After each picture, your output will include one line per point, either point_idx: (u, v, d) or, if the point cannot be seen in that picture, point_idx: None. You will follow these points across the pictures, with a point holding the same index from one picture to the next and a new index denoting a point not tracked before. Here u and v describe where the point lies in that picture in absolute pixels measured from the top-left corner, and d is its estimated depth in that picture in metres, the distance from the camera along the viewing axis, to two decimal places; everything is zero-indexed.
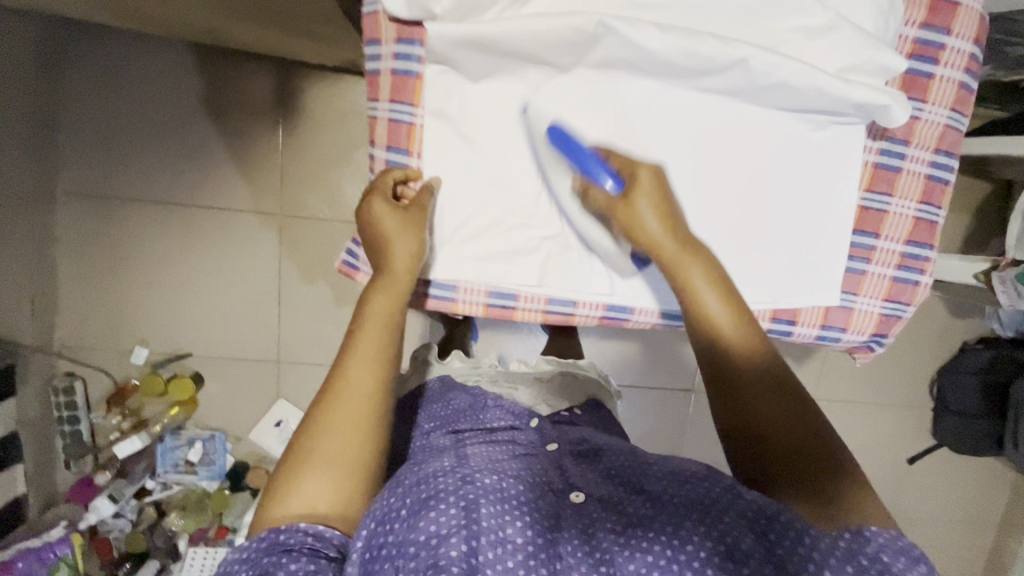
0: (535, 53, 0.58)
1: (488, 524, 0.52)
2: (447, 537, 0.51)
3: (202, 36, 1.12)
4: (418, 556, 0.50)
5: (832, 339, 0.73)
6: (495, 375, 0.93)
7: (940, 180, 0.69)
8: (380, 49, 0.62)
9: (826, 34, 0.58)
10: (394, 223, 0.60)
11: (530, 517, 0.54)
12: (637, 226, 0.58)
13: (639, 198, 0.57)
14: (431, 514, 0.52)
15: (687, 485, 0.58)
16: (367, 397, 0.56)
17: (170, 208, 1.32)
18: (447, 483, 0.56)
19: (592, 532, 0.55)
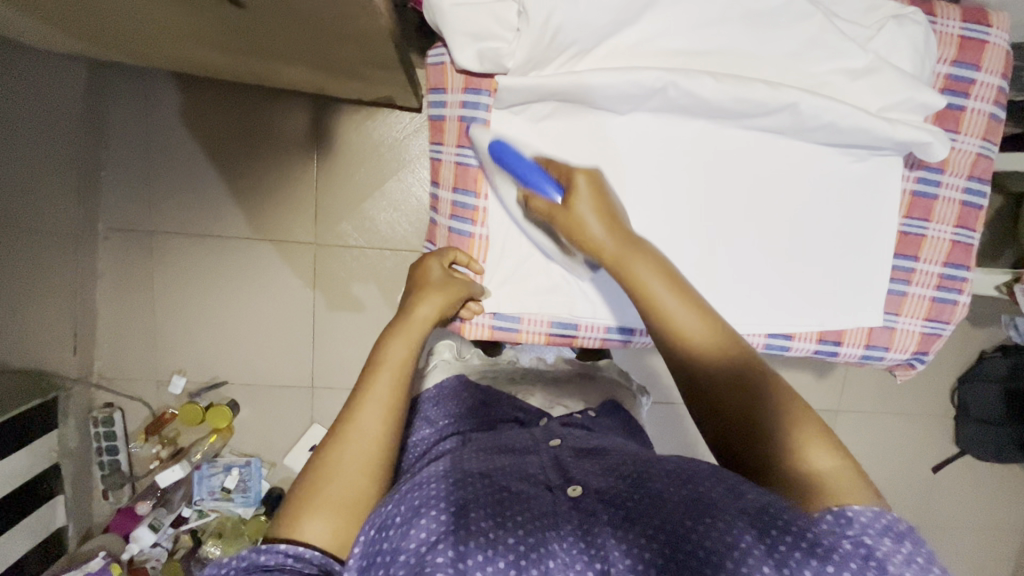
0: (596, 100, 0.62)
1: (479, 526, 0.51)
2: (436, 543, 0.49)
3: (245, 76, 1.17)
4: (408, 563, 0.48)
5: (876, 358, 0.76)
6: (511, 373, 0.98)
7: (974, 206, 0.73)
8: (447, 97, 0.67)
9: (867, 75, 0.62)
10: (434, 282, 0.67)
11: (522, 517, 0.52)
12: (580, 231, 0.59)
13: (577, 203, 0.59)
14: (420, 520, 0.51)
15: (686, 482, 0.54)
16: (376, 440, 0.56)
17: (207, 240, 1.35)
18: (438, 488, 0.54)
19: (589, 529, 0.52)
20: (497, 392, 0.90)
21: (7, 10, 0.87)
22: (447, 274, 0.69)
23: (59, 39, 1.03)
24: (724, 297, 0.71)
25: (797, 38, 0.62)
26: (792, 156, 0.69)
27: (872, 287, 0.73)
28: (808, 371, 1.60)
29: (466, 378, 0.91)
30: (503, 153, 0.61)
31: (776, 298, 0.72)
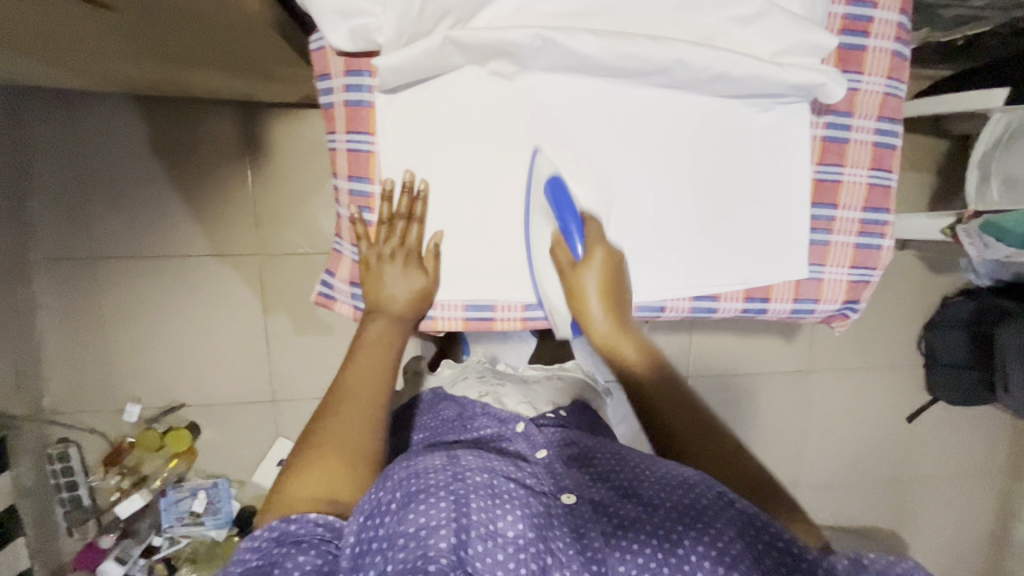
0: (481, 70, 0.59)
1: (478, 517, 0.51)
2: (436, 529, 0.50)
3: (162, 87, 1.13)
4: (407, 546, 0.49)
5: (806, 311, 0.75)
6: (482, 371, 0.95)
7: (887, 146, 0.71)
8: (332, 83, 0.63)
9: (758, 20, 0.60)
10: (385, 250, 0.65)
11: (523, 511, 0.53)
12: (579, 300, 0.65)
13: (586, 271, 0.64)
14: (419, 507, 0.51)
15: (676, 488, 0.56)
16: (369, 399, 0.60)
17: (149, 261, 1.32)
18: (437, 478, 0.54)
19: (584, 531, 0.53)
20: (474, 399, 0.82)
21: None
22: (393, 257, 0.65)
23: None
24: (644, 263, 0.69)
25: None
26: (696, 112, 0.67)
27: (794, 237, 0.71)
28: (776, 335, 1.60)
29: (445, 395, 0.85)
30: (557, 192, 0.63)
31: (697, 258, 0.70)
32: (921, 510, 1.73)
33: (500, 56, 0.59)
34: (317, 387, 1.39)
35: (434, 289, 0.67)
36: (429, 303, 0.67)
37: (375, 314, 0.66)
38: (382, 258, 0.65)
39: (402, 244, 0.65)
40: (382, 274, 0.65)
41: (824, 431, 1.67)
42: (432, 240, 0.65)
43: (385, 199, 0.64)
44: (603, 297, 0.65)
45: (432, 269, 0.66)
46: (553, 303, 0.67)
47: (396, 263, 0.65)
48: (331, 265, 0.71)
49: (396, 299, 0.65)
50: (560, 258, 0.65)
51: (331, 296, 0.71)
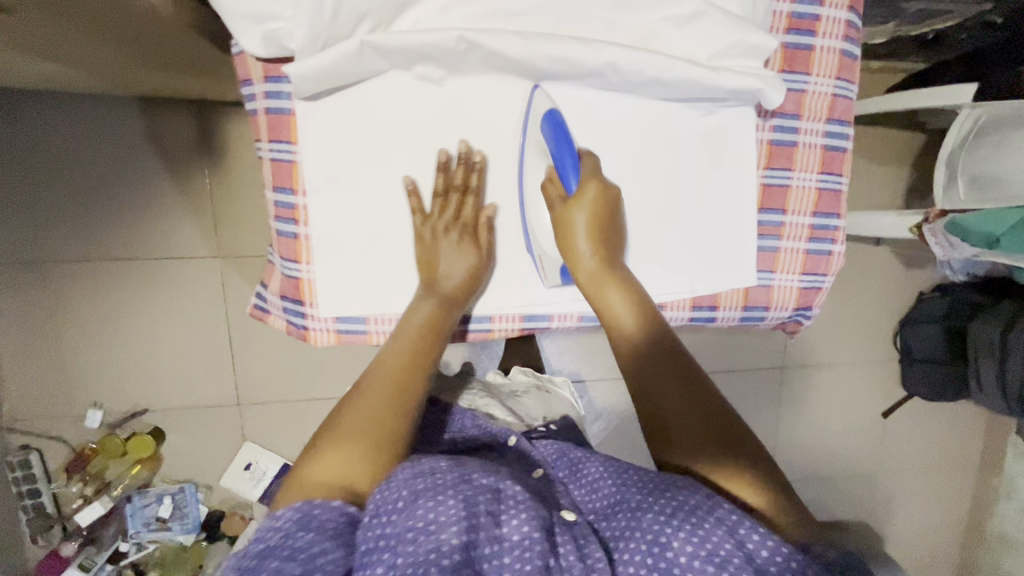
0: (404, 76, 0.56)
1: (489, 518, 0.47)
2: (447, 525, 0.45)
3: (110, 87, 1.10)
4: (415, 549, 0.44)
5: (756, 318, 0.73)
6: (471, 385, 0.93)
7: (837, 149, 0.69)
8: (254, 88, 0.60)
9: (694, 20, 0.58)
10: (445, 218, 0.61)
11: (531, 514, 0.49)
12: (568, 236, 0.61)
13: (580, 206, 0.60)
14: (429, 502, 0.46)
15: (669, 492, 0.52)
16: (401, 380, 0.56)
17: (106, 265, 1.29)
18: (445, 477, 0.50)
19: (584, 543, 0.49)
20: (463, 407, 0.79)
21: None
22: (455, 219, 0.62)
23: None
24: None
25: None
26: (635, 115, 0.65)
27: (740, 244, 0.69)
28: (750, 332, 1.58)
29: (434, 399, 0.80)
30: (556, 126, 0.60)
31: (642, 266, 0.68)
32: (897, 504, 1.73)
33: (424, 60, 0.56)
34: (284, 390, 1.38)
35: (485, 266, 0.64)
36: (479, 281, 0.64)
37: (427, 292, 0.61)
38: (438, 232, 0.62)
39: (457, 218, 0.62)
40: (438, 248, 0.61)
41: (800, 427, 1.66)
42: (487, 212, 0.63)
43: (443, 170, 0.61)
44: (593, 236, 0.61)
45: (485, 246, 0.63)
46: (543, 248, 0.64)
47: (454, 239, 0.62)
48: (265, 277, 0.69)
49: (450, 277, 0.61)
50: (549, 193, 0.61)
51: (265, 309, 0.68)
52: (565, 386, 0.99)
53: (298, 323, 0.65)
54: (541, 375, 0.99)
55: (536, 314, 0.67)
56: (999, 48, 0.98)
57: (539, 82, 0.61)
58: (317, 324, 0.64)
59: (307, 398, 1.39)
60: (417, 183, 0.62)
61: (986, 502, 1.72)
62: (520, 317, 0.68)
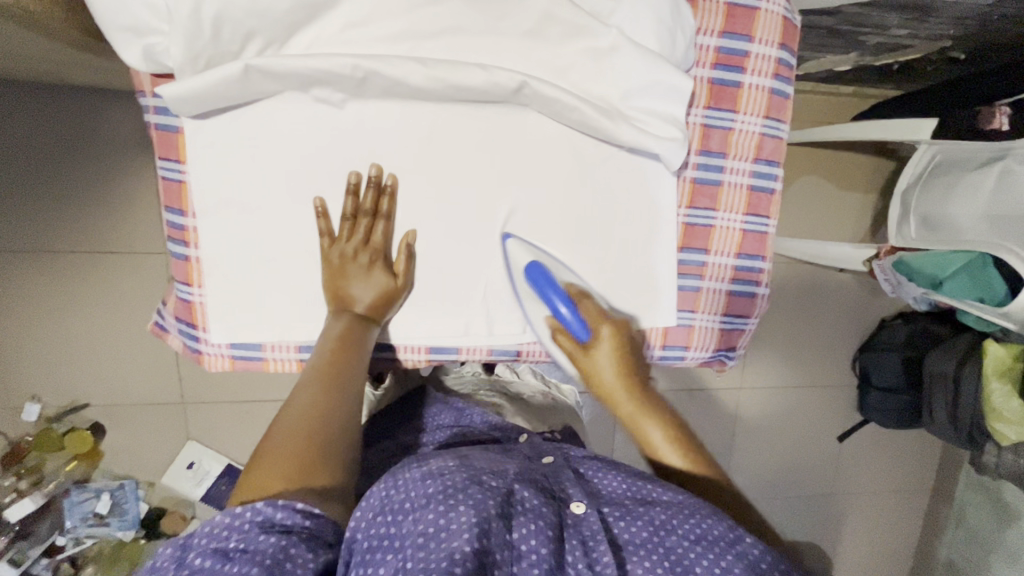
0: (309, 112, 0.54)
1: (499, 526, 0.45)
2: (457, 532, 0.43)
3: (50, 78, 1.06)
4: (426, 549, 0.42)
5: (676, 358, 0.71)
6: (476, 384, 0.92)
7: (764, 190, 0.67)
8: (145, 100, 0.57)
9: (609, 54, 0.55)
10: (344, 243, 0.60)
11: (541, 522, 0.46)
12: (592, 377, 0.61)
13: (598, 352, 0.60)
14: (439, 508, 0.45)
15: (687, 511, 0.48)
16: (318, 402, 0.54)
17: (46, 256, 1.25)
18: (458, 481, 0.48)
19: (593, 541, 0.46)
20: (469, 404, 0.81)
21: None
22: (365, 243, 0.60)
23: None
24: (493, 307, 0.65)
25: (526, 16, 0.54)
26: (551, 148, 0.62)
27: (652, 284, 0.67)
28: None
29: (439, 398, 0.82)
30: (540, 275, 0.61)
31: None
32: (848, 527, 1.74)
33: (319, 83, 0.54)
34: (229, 391, 1.36)
35: (404, 287, 0.62)
36: (394, 305, 0.62)
37: (337, 312, 0.60)
38: (345, 257, 0.60)
39: (366, 244, 0.60)
40: (348, 275, 0.60)
41: (756, 448, 1.66)
42: (405, 240, 0.61)
43: (352, 193, 0.59)
44: (620, 374, 0.60)
45: (403, 269, 0.61)
46: (567, 372, 0.65)
47: (363, 264, 0.60)
48: (164, 294, 0.66)
49: (362, 300, 0.60)
50: (563, 343, 0.62)
51: (162, 328, 0.66)
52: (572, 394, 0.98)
53: (193, 347, 0.63)
54: (549, 383, 0.98)
55: (439, 347, 0.65)
56: (976, 80, 0.93)
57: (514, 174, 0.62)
58: (212, 349, 0.62)
59: (252, 400, 1.37)
60: (327, 204, 0.60)
61: (936, 530, 1.74)
62: (427, 349, 0.66)
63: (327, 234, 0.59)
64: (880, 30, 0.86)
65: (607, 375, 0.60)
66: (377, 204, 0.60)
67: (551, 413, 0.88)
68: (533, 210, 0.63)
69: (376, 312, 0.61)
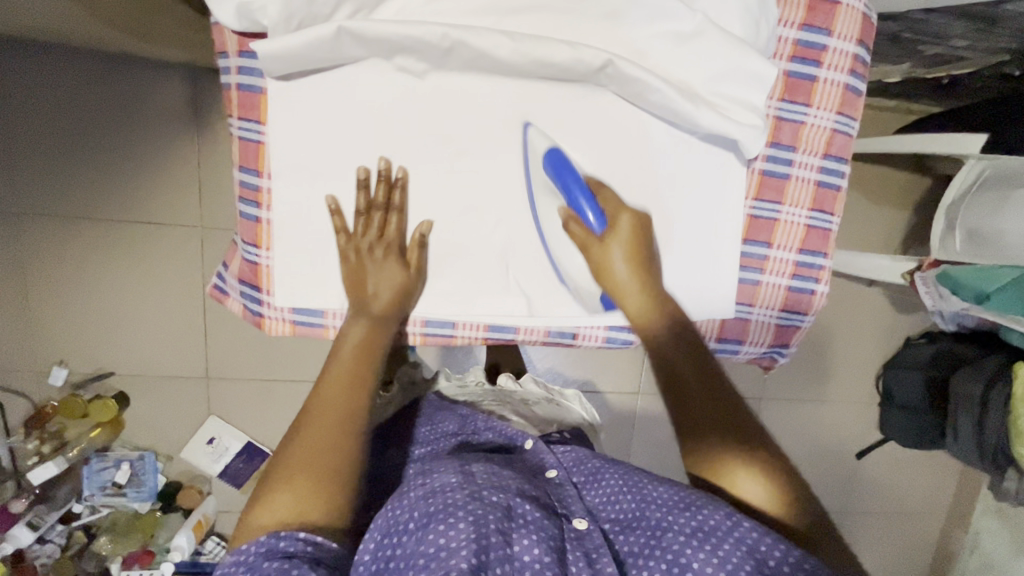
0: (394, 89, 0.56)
1: (496, 539, 0.50)
2: (456, 550, 0.48)
3: (100, 41, 1.06)
4: (429, 567, 0.48)
5: (730, 351, 0.71)
6: (480, 395, 0.92)
7: (830, 186, 0.67)
8: (228, 60, 0.57)
9: (694, 39, 0.55)
10: (357, 241, 0.59)
11: (538, 534, 0.52)
12: (606, 270, 0.60)
13: (614, 241, 0.59)
14: (438, 528, 0.50)
15: (685, 510, 0.54)
16: (331, 411, 0.54)
17: (81, 223, 1.25)
18: (456, 498, 0.53)
19: (594, 555, 0.53)
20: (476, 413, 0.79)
21: None
22: (378, 242, 0.60)
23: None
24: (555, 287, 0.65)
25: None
26: (625, 131, 0.62)
27: (713, 273, 0.67)
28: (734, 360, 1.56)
29: (447, 406, 0.81)
30: (559, 164, 0.58)
31: None
32: (861, 545, 1.73)
33: (404, 52, 0.54)
34: (253, 369, 1.35)
35: (417, 282, 0.62)
36: (410, 302, 0.62)
37: (354, 315, 0.59)
38: (362, 251, 0.60)
39: (380, 237, 0.60)
40: (365, 269, 0.60)
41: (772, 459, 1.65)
42: (417, 231, 0.60)
43: (363, 189, 0.59)
44: (634, 270, 0.60)
45: (415, 264, 0.61)
46: (577, 285, 0.64)
47: (378, 259, 0.60)
48: (227, 257, 0.67)
49: (379, 296, 0.60)
50: (574, 232, 0.59)
51: (223, 291, 0.67)
52: (576, 400, 1.00)
53: (255, 310, 0.63)
54: (552, 389, 1.00)
55: (499, 324, 0.65)
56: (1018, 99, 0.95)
57: (585, 153, 0.62)
58: (279, 313, 0.62)
59: (276, 379, 1.37)
60: (340, 201, 0.60)
61: (951, 553, 1.73)
62: (485, 326, 0.66)
63: (342, 236, 0.59)
64: (943, 39, 0.85)
65: (619, 270, 0.60)
66: (392, 203, 0.60)
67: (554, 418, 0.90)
68: (600, 158, 0.63)
69: (389, 311, 0.60)
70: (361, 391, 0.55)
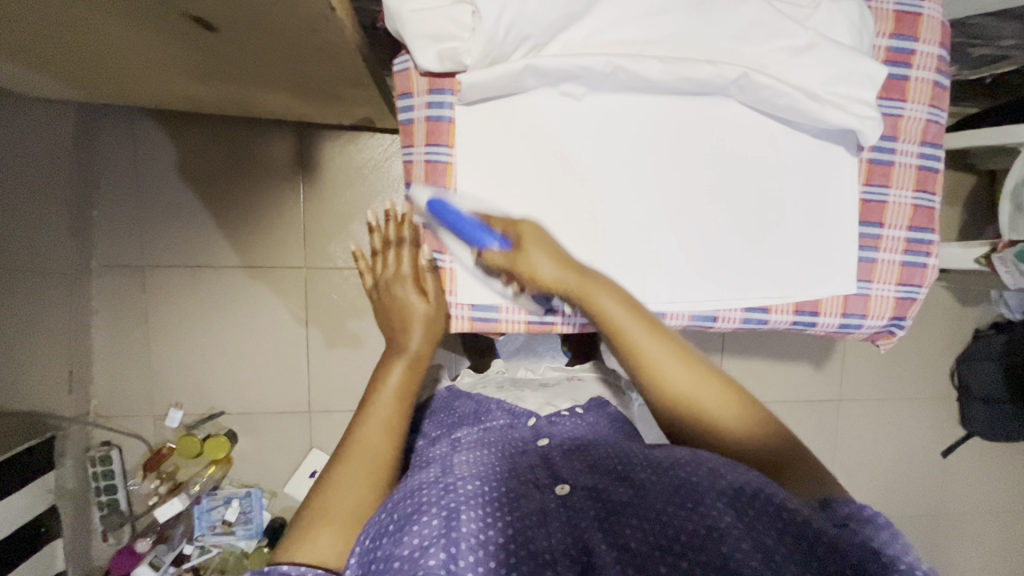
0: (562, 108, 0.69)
1: (466, 531, 0.54)
2: (429, 548, 0.52)
3: (231, 108, 1.21)
4: (403, 567, 0.51)
5: (854, 326, 0.77)
6: (501, 380, 0.97)
7: (931, 169, 0.75)
8: (413, 100, 0.70)
9: (808, 51, 0.65)
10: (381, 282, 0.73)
11: (508, 518, 0.56)
12: (535, 275, 0.63)
13: (533, 250, 0.63)
14: (411, 529, 0.54)
15: (666, 472, 0.58)
16: (378, 455, 0.61)
17: (195, 272, 1.36)
18: (431, 494, 0.57)
19: (577, 518, 0.56)
20: (490, 398, 0.85)
21: (36, 67, 0.91)
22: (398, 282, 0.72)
23: (39, 87, 1.05)
24: (698, 272, 0.73)
25: (740, 20, 0.64)
26: (749, 132, 0.72)
27: (836, 249, 0.75)
28: (807, 363, 1.59)
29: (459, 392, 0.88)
30: (444, 208, 0.66)
31: (746, 269, 0.74)
32: (951, 547, 1.71)
33: (571, 78, 0.65)
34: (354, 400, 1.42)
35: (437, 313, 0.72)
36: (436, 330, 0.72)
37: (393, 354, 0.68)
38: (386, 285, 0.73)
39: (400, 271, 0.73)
40: (391, 302, 0.72)
41: (853, 463, 1.66)
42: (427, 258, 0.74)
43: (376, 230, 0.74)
44: (561, 264, 0.63)
45: (431, 293, 0.72)
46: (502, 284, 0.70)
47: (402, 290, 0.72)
48: None
49: (408, 336, 0.69)
50: (494, 260, 0.65)
51: None
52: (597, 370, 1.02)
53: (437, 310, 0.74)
54: (570, 368, 1.03)
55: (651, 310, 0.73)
56: None
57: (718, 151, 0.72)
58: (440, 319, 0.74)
59: None
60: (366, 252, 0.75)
61: None
62: None
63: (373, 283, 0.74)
64: (992, 41, 0.96)
65: (548, 269, 0.63)
66: (400, 236, 0.74)
67: (574, 391, 0.90)
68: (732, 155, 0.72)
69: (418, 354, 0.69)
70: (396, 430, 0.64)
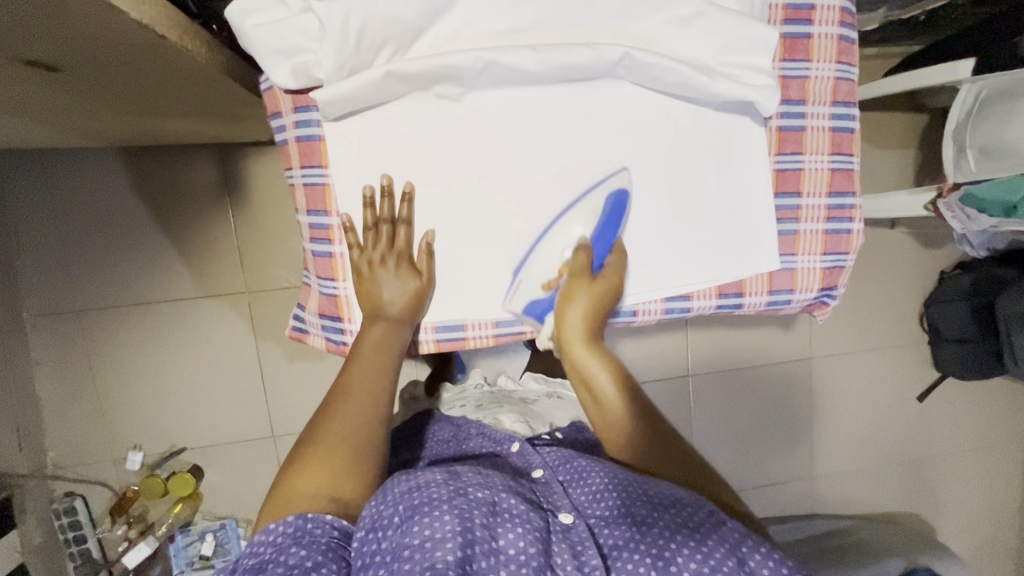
0: (444, 114, 0.64)
1: (482, 534, 0.53)
2: (442, 541, 0.51)
3: (139, 137, 1.14)
4: (413, 559, 0.50)
5: (783, 302, 0.74)
6: (480, 397, 1.01)
7: (845, 129, 0.71)
8: (283, 120, 0.65)
9: (695, 20, 0.61)
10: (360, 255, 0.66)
11: (528, 530, 0.55)
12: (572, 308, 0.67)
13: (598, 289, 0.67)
14: (424, 520, 0.52)
15: (669, 509, 0.58)
16: (364, 416, 0.62)
17: (136, 310, 1.32)
18: (441, 491, 0.55)
19: (581, 549, 0.55)
20: (469, 420, 0.84)
21: None
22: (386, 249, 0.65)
23: None
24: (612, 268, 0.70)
25: None
26: (647, 112, 0.67)
27: (757, 225, 0.71)
28: (775, 325, 1.57)
29: (438, 417, 0.88)
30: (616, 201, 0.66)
31: (664, 258, 0.70)
32: (936, 487, 1.72)
33: (443, 80, 0.60)
34: None
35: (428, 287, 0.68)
36: (424, 304, 0.68)
37: (373, 318, 0.66)
38: (373, 263, 0.66)
39: (391, 247, 0.65)
40: (377, 279, 0.65)
41: (833, 417, 1.65)
42: (425, 239, 0.66)
43: (369, 206, 0.65)
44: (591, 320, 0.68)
45: (425, 268, 0.66)
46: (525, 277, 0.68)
47: (389, 268, 0.65)
48: (302, 300, 0.74)
49: (392, 303, 0.65)
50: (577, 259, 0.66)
51: (304, 330, 0.73)
52: None
53: (338, 339, 0.70)
54: (552, 381, 1.07)
55: None
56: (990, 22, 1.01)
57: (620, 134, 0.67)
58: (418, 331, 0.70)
59: None
60: (351, 217, 0.66)
61: None
62: (551, 317, 0.70)
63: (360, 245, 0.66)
64: None
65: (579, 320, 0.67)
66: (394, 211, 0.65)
67: (552, 411, 0.97)
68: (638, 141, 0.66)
69: (406, 318, 0.66)
70: (382, 380, 0.65)
